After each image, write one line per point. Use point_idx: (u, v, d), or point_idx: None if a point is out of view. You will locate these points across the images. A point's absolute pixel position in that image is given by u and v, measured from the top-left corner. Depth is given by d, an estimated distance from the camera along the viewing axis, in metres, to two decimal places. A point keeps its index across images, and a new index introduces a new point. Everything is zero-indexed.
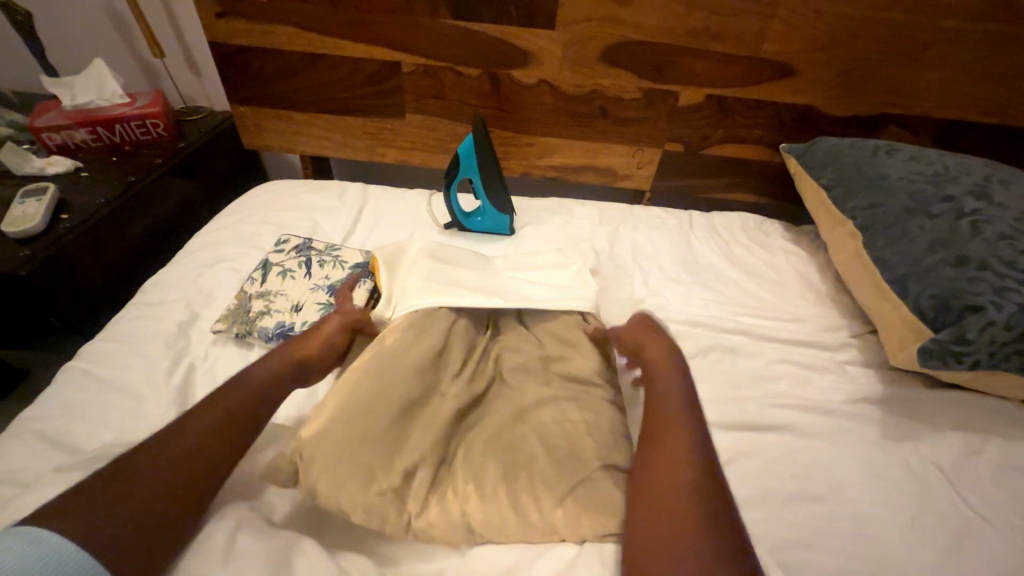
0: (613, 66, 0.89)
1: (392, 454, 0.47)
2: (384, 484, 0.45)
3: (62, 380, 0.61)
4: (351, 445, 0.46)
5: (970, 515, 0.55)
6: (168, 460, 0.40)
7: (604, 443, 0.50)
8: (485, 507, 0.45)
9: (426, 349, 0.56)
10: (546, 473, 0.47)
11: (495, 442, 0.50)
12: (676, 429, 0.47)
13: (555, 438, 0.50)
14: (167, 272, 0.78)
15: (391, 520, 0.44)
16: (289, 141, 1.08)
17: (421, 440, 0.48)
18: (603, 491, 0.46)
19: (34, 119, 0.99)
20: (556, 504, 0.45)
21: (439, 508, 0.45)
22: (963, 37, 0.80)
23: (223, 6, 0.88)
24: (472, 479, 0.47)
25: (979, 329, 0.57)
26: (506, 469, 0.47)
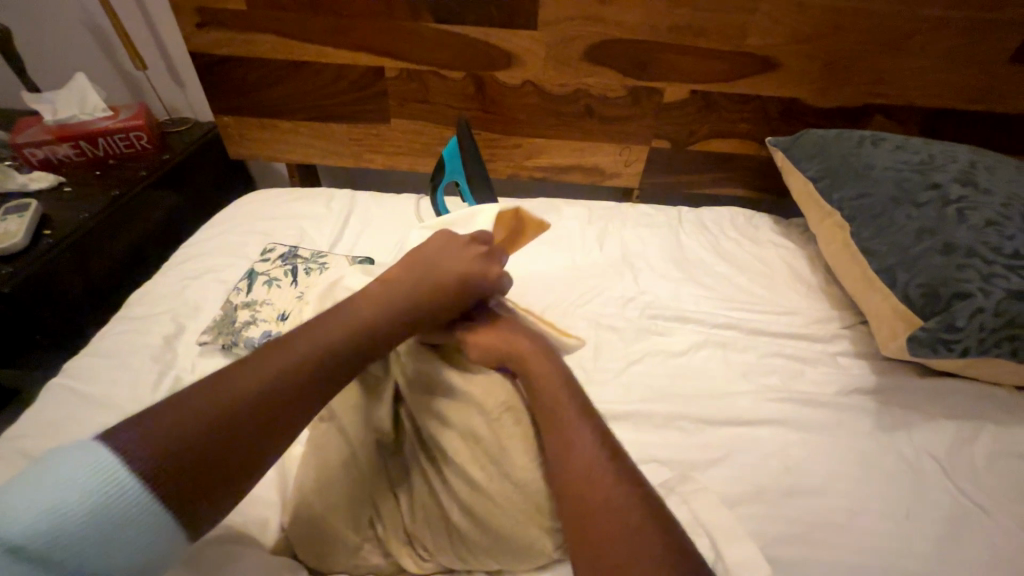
0: (596, 64, 0.89)
1: (335, 527, 0.45)
2: (354, 548, 0.45)
3: (45, 397, 0.60)
4: (306, 522, 0.45)
5: (965, 503, 0.55)
6: (200, 410, 0.35)
7: (511, 492, 0.44)
8: (450, 558, 0.45)
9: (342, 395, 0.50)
10: (468, 532, 0.44)
11: (425, 498, 0.47)
12: (575, 443, 0.42)
13: (459, 488, 0.45)
14: (153, 285, 0.77)
15: (381, 568, 0.46)
16: (274, 149, 1.07)
17: (355, 510, 0.46)
18: (525, 540, 0.43)
19: (16, 135, 0.98)
20: (487, 555, 0.44)
21: (414, 558, 0.46)
22: (944, 25, 0.80)
23: (203, 16, 0.88)
24: (425, 538, 0.46)
25: (968, 316, 0.57)
26: (444, 524, 0.45)
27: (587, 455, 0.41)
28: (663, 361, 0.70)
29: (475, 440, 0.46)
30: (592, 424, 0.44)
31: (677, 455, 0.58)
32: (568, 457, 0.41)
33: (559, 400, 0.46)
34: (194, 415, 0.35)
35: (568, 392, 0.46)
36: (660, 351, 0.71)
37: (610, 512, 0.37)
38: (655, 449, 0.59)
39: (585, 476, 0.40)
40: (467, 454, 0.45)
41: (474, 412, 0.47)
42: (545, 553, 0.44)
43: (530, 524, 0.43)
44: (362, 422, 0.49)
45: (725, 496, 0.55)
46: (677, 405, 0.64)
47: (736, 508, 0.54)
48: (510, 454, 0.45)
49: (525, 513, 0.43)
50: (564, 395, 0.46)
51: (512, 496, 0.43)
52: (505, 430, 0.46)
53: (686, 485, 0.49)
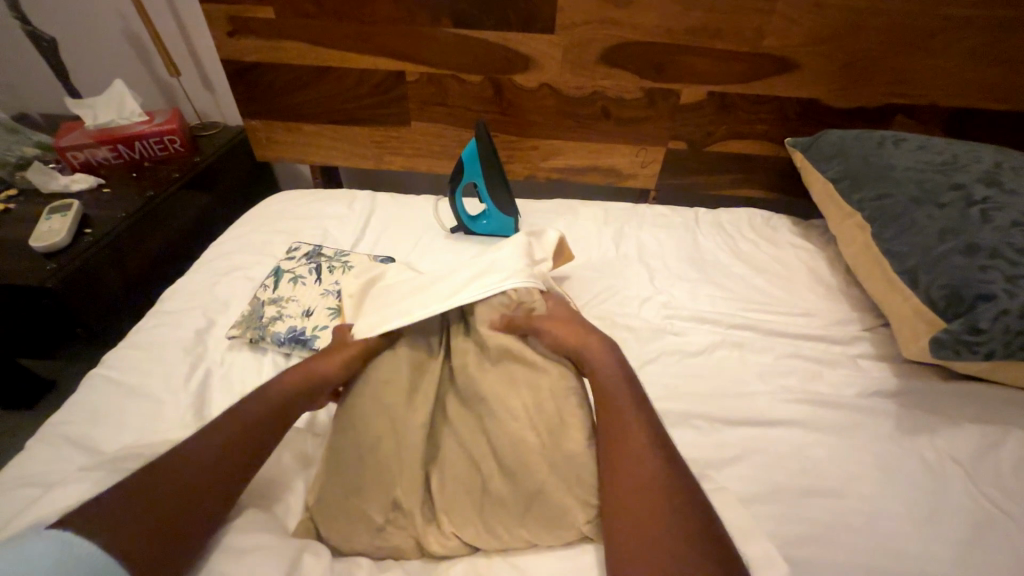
0: (613, 67, 0.90)
1: (368, 496, 0.47)
2: (378, 523, 0.47)
3: (87, 386, 0.64)
4: (339, 492, 0.48)
5: (988, 508, 0.54)
6: (154, 493, 0.40)
7: (557, 460, 0.47)
8: (475, 535, 0.47)
9: (385, 370, 0.56)
10: (506, 497, 0.47)
11: (460, 472, 0.50)
12: (631, 425, 0.47)
13: (504, 454, 0.48)
14: (185, 282, 0.81)
15: (403, 548, 0.47)
16: (299, 152, 1.11)
17: (388, 486, 0.48)
18: (559, 509, 0.46)
19: (59, 139, 1.04)
20: (519, 523, 0.46)
21: (436, 539, 0.47)
22: (969, 23, 0.79)
23: (234, 24, 0.92)
24: (455, 513, 0.48)
25: (993, 317, 0.55)
26: (477, 496, 0.48)
27: (640, 437, 0.46)
28: (679, 360, 0.70)
29: (532, 413, 0.50)
30: (643, 408, 0.50)
31: (690, 453, 0.59)
32: (619, 433, 0.47)
33: (616, 388, 0.52)
34: (142, 500, 0.39)
35: (626, 382, 0.53)
36: (675, 351, 0.72)
37: (650, 478, 0.42)
38: None
39: (635, 447, 0.45)
40: (521, 421, 0.50)
41: (528, 387, 0.52)
42: (575, 528, 0.45)
43: (569, 493, 0.46)
44: (408, 394, 0.54)
45: (740, 495, 0.55)
46: (693, 404, 0.64)
47: (750, 507, 0.54)
48: (567, 427, 0.49)
49: (566, 483, 0.46)
50: (621, 385, 0.52)
51: (561, 465, 0.47)
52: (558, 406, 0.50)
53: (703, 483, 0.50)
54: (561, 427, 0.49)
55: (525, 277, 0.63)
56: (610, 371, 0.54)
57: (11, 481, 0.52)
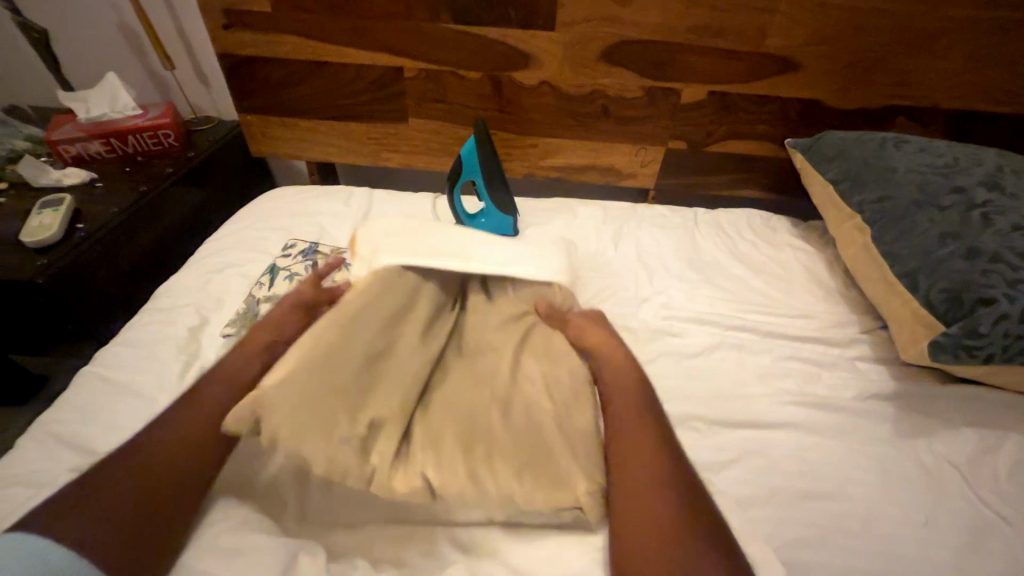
0: (613, 65, 0.89)
1: (355, 408, 0.49)
2: (342, 435, 0.46)
3: (77, 384, 0.63)
4: (314, 394, 0.48)
5: (985, 513, 0.54)
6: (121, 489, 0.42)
7: (569, 433, 0.49)
8: (441, 474, 0.46)
9: (399, 305, 0.60)
10: (505, 446, 0.48)
11: (451, 413, 0.51)
12: (635, 424, 0.50)
13: (514, 416, 0.51)
14: (178, 278, 0.79)
15: (359, 465, 0.46)
16: (295, 147, 1.10)
17: (383, 405, 0.50)
18: (559, 471, 0.46)
19: (51, 132, 1.02)
20: (514, 479, 0.46)
21: (401, 468, 0.47)
22: (971, 26, 0.78)
23: (230, 17, 0.90)
24: (430, 447, 0.48)
25: (993, 322, 0.55)
26: (462, 437, 0.49)
27: (647, 431, 0.49)
28: (677, 362, 0.70)
29: (551, 389, 0.53)
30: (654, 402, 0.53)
31: (689, 456, 0.58)
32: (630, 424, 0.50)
33: (631, 381, 0.55)
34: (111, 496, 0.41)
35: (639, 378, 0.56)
36: (673, 352, 0.71)
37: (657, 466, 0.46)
38: None
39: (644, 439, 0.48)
40: (539, 398, 0.52)
41: (545, 364, 0.56)
42: (574, 496, 0.45)
43: (570, 460, 0.47)
44: (418, 338, 0.57)
45: (738, 498, 0.55)
46: (691, 406, 0.64)
47: (748, 511, 0.53)
48: (580, 408, 0.51)
49: (572, 450, 0.48)
50: (634, 379, 0.55)
51: (571, 436, 0.49)
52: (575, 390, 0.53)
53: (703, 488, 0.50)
54: (577, 405, 0.52)
55: (564, 274, 0.68)
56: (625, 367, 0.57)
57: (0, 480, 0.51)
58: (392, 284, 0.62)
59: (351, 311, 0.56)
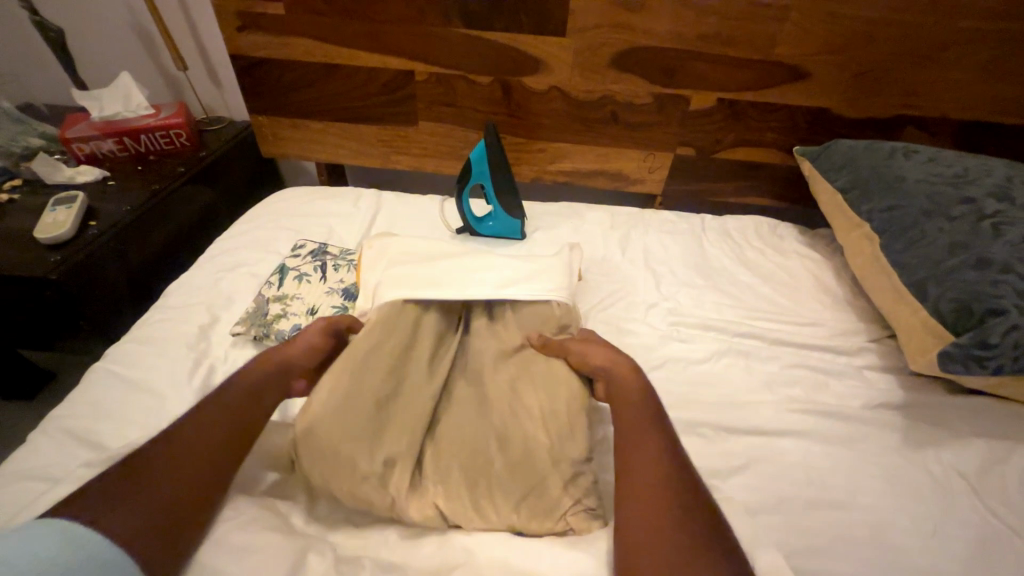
0: (623, 72, 0.89)
1: (373, 447, 0.49)
2: (362, 474, 0.47)
3: (88, 380, 0.63)
4: (330, 433, 0.49)
5: (994, 523, 0.53)
6: (145, 485, 0.41)
7: (560, 461, 0.49)
8: (451, 503, 0.48)
9: (404, 332, 0.60)
10: (501, 476, 0.49)
11: (458, 443, 0.51)
12: (651, 450, 0.48)
13: (513, 444, 0.51)
14: (189, 276, 0.80)
15: (380, 504, 0.47)
16: (304, 149, 1.10)
17: (397, 441, 0.50)
18: (552, 499, 0.48)
19: (65, 130, 1.03)
20: (511, 510, 0.47)
21: (416, 504, 0.48)
22: (981, 37, 0.79)
23: (244, 19, 0.91)
24: (441, 479, 0.49)
25: (1004, 332, 0.55)
26: (467, 466, 0.50)
27: (650, 439, 0.49)
28: (684, 367, 0.70)
29: (545, 418, 0.53)
30: (657, 412, 0.52)
31: (697, 462, 0.58)
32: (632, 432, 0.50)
33: (637, 392, 0.54)
34: (138, 491, 0.41)
35: (643, 388, 0.55)
36: (681, 358, 0.71)
37: (659, 471, 0.46)
38: None
39: (646, 446, 0.48)
40: (536, 423, 0.52)
41: (537, 390, 0.56)
42: (555, 517, 0.47)
43: (563, 490, 0.48)
44: (426, 365, 0.58)
45: (746, 505, 0.55)
46: (699, 412, 0.64)
47: (756, 517, 0.53)
48: (575, 431, 0.51)
49: (563, 477, 0.49)
50: (639, 390, 0.55)
51: (562, 463, 0.49)
52: (575, 410, 0.53)
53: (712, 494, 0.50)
54: (573, 424, 0.52)
55: (562, 293, 0.67)
56: (631, 378, 0.56)
57: (13, 475, 0.52)
58: (393, 314, 0.61)
59: (360, 347, 0.57)
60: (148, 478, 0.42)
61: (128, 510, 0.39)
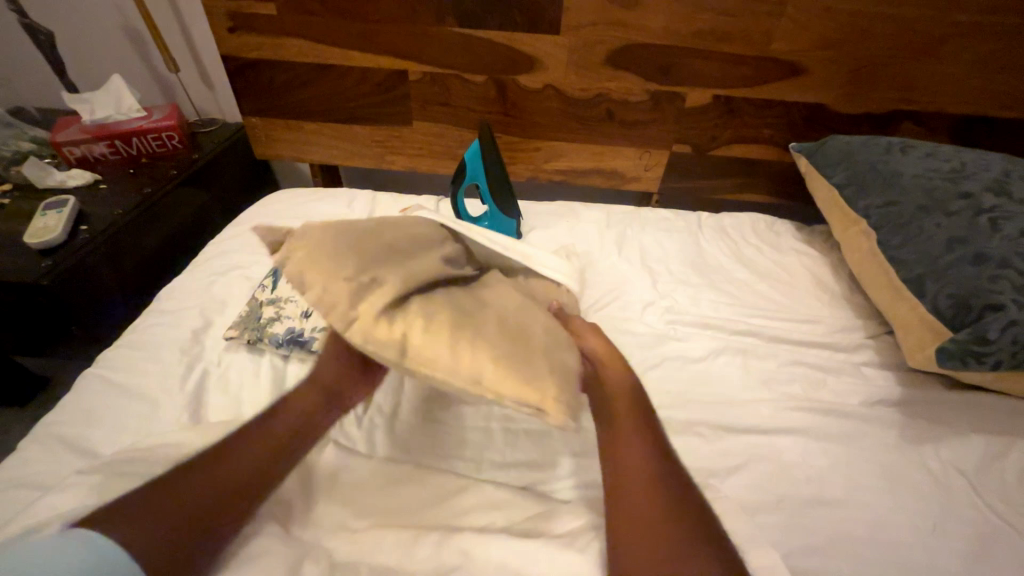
0: (619, 69, 0.89)
1: (366, 259, 0.47)
2: (344, 280, 0.45)
3: (79, 387, 0.62)
4: (333, 237, 0.49)
5: (993, 520, 0.53)
6: (160, 511, 0.39)
7: (555, 355, 0.47)
8: (426, 339, 0.44)
9: (434, 226, 0.59)
10: (488, 333, 0.46)
11: (455, 301, 0.49)
12: (641, 484, 0.44)
13: (512, 329, 0.48)
14: (182, 280, 0.79)
15: (353, 306, 0.44)
16: (298, 150, 1.10)
17: (387, 266, 0.48)
18: (538, 370, 0.44)
19: (56, 134, 1.02)
20: (489, 363, 0.44)
21: (388, 315, 0.44)
22: (977, 31, 0.78)
23: (236, 20, 0.90)
24: (426, 314, 0.45)
25: (1001, 328, 0.55)
26: (458, 318, 0.46)
27: (636, 437, 0.48)
28: (682, 366, 0.70)
29: (549, 327, 0.51)
30: (641, 405, 0.52)
31: (695, 462, 0.58)
32: (618, 429, 0.49)
33: (619, 380, 0.53)
34: (152, 515, 0.39)
35: (628, 374, 0.54)
36: (678, 356, 0.71)
37: (648, 472, 0.45)
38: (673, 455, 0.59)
39: (633, 445, 0.47)
40: (540, 327, 0.50)
41: (540, 307, 0.54)
42: (540, 389, 0.43)
43: (553, 370, 0.45)
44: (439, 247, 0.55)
45: (745, 504, 0.54)
46: (696, 411, 0.63)
47: (755, 516, 0.53)
48: (572, 353, 0.49)
49: (559, 373, 0.45)
50: (623, 376, 0.54)
51: (563, 368, 0.46)
52: (570, 346, 0.51)
53: (711, 493, 0.50)
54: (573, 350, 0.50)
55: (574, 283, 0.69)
56: (613, 364, 0.54)
57: (3, 484, 0.51)
58: (426, 214, 0.60)
59: (389, 218, 0.56)
60: (160, 502, 0.40)
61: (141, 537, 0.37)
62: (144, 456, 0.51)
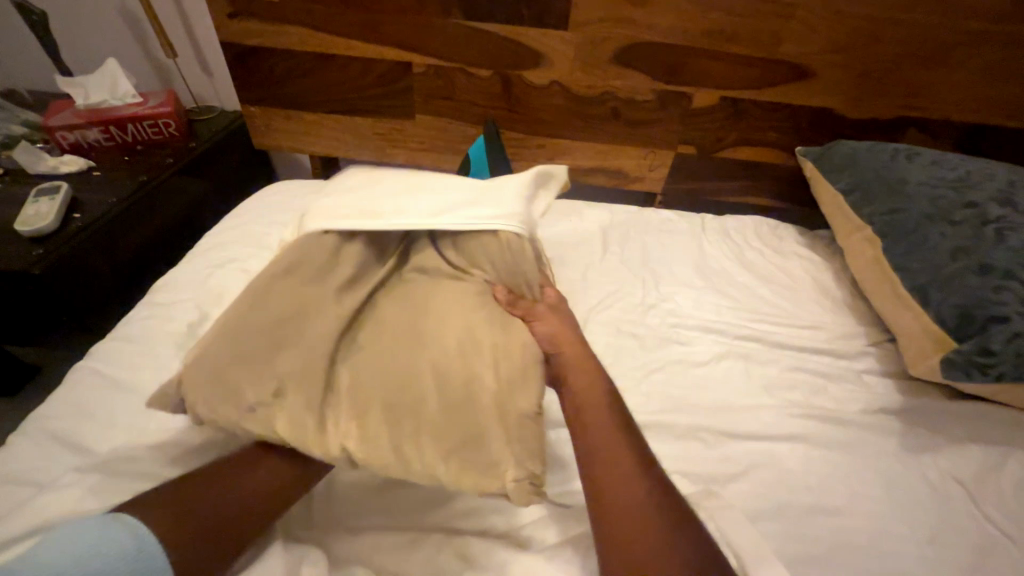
0: (625, 67, 0.88)
1: (261, 371, 0.48)
2: (248, 399, 0.46)
3: (72, 380, 0.61)
4: (211, 354, 0.49)
5: (990, 530, 0.53)
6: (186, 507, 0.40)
7: (507, 413, 0.47)
8: (366, 445, 0.46)
9: (320, 262, 0.56)
10: (434, 421, 0.47)
11: (375, 378, 0.49)
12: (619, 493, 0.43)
13: (457, 393, 0.48)
14: (178, 272, 0.78)
15: (274, 436, 0.46)
16: (297, 141, 1.08)
17: (283, 367, 0.48)
18: (491, 454, 0.45)
19: (48, 119, 1.00)
20: (442, 457, 0.45)
21: (315, 438, 0.46)
22: (986, 39, 0.78)
23: (235, 6, 0.88)
24: (356, 416, 0.47)
25: (1005, 339, 0.55)
26: (391, 405, 0.47)
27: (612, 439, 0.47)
28: (683, 370, 0.69)
29: (499, 358, 0.50)
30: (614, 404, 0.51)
31: (696, 467, 0.58)
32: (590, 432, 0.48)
33: (591, 380, 0.53)
34: (177, 511, 0.39)
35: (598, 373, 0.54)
36: (680, 360, 0.71)
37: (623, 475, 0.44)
38: (675, 460, 0.59)
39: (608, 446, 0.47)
40: (487, 366, 0.50)
41: (491, 329, 0.53)
42: (500, 480, 0.44)
43: (507, 447, 0.45)
44: (332, 298, 0.54)
45: (746, 511, 0.54)
46: (698, 417, 0.63)
47: (756, 523, 0.53)
48: (528, 381, 0.49)
49: (509, 436, 0.46)
50: (596, 376, 0.54)
51: (514, 423, 0.46)
52: (530, 368, 0.49)
53: (712, 500, 0.50)
54: (533, 376, 0.49)
55: (517, 223, 0.59)
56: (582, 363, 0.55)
57: None
58: (311, 242, 0.58)
59: (269, 285, 0.54)
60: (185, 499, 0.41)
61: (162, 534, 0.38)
62: (138, 454, 0.50)
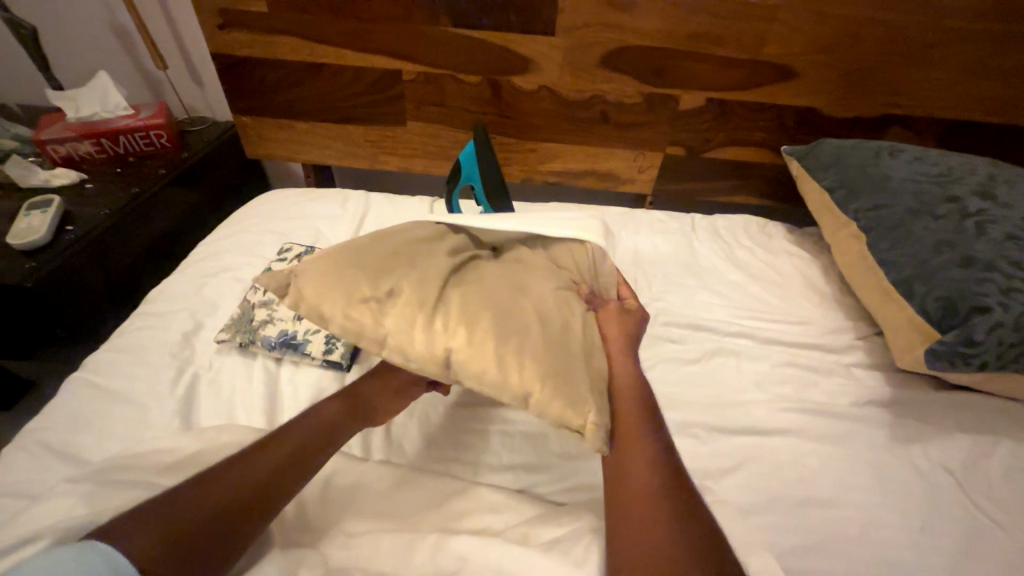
0: (613, 71, 0.89)
1: (380, 273, 0.51)
2: (364, 294, 0.49)
3: (65, 391, 0.61)
4: (334, 257, 0.52)
5: (979, 517, 0.54)
6: (174, 512, 0.39)
7: (591, 361, 0.48)
8: (471, 350, 0.46)
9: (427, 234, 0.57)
10: (535, 347, 0.47)
11: (486, 294, 0.50)
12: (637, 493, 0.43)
13: (554, 325, 0.49)
14: (171, 282, 0.78)
15: (383, 327, 0.48)
16: (290, 151, 1.09)
17: (400, 273, 0.50)
18: (579, 389, 0.45)
19: (39, 132, 1.00)
20: (536, 380, 0.45)
21: (420, 339, 0.47)
22: (964, 37, 0.80)
23: (226, 17, 0.89)
24: (464, 322, 0.48)
25: (987, 330, 0.56)
26: (498, 320, 0.48)
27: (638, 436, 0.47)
28: (676, 367, 0.70)
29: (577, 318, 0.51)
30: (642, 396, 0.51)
31: (690, 463, 0.59)
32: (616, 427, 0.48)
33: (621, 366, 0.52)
34: (166, 516, 0.39)
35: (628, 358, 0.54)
36: (672, 358, 0.71)
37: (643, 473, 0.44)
38: None
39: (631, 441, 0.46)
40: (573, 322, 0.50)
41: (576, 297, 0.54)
42: (585, 414, 0.45)
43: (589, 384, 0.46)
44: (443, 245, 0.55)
45: (741, 505, 0.55)
46: (692, 413, 0.64)
47: (749, 517, 0.54)
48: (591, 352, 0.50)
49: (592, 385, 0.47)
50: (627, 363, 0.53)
51: (583, 378, 0.46)
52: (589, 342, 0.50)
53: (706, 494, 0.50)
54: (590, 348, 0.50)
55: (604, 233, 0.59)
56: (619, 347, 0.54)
57: None
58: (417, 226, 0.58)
59: (390, 229, 0.57)
60: (175, 504, 0.40)
61: (149, 539, 0.37)
62: (133, 463, 0.50)
